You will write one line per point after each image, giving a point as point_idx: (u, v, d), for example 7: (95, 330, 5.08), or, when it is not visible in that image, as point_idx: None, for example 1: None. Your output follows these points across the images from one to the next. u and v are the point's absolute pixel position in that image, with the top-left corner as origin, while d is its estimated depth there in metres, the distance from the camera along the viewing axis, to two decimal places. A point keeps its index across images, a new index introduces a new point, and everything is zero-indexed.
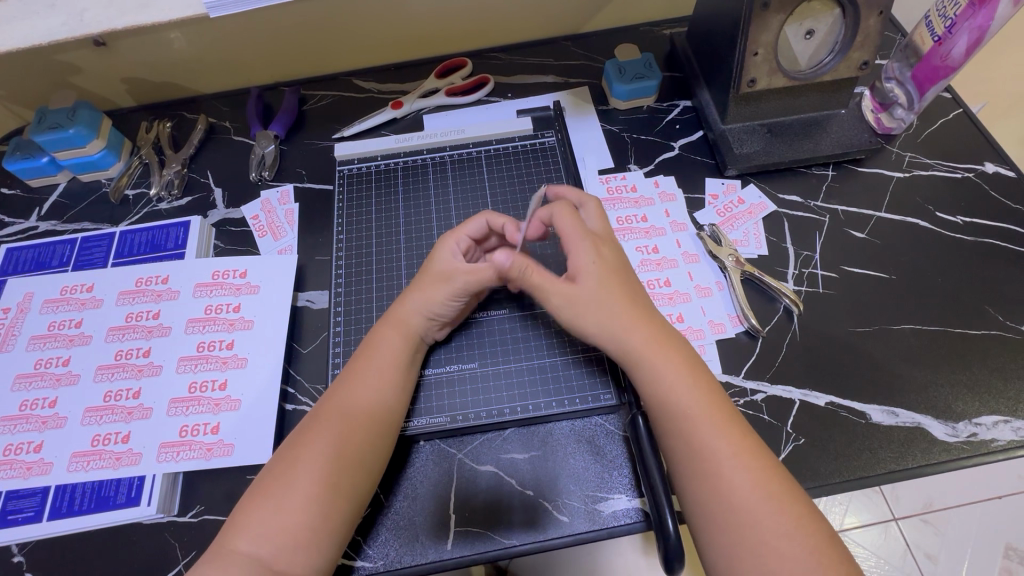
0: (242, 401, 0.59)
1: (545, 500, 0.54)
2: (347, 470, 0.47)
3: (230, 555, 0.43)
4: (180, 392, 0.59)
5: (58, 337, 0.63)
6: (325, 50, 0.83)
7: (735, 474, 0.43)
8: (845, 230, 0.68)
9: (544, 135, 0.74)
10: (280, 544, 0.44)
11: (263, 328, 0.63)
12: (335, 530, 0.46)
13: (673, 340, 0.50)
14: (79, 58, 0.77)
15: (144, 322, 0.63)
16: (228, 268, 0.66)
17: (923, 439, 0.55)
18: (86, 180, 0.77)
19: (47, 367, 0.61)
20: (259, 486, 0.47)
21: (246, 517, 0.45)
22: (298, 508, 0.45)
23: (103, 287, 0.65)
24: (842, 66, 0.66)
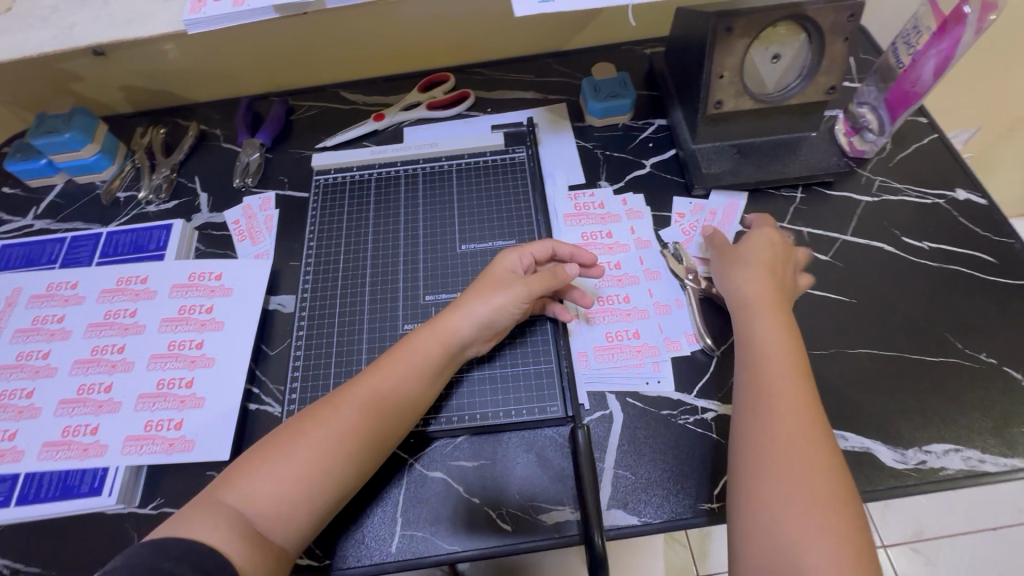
0: (206, 400, 0.61)
1: (490, 508, 0.55)
2: (349, 456, 0.49)
3: (217, 507, 0.45)
4: (149, 388, 0.62)
5: (40, 331, 0.66)
6: (313, 63, 0.86)
7: (785, 441, 0.45)
8: (809, 252, 0.68)
9: (516, 150, 0.76)
10: (275, 509, 0.46)
11: (230, 329, 0.65)
12: (312, 510, 0.47)
13: (786, 315, 0.54)
14: (79, 66, 0.81)
15: (120, 320, 0.66)
16: (205, 270, 0.69)
17: (871, 464, 0.55)
18: (82, 182, 0.81)
19: (27, 359, 0.64)
20: (265, 448, 0.49)
21: (241, 473, 0.47)
22: (290, 479, 0.47)
23: (86, 285, 0.68)
24: (809, 90, 0.67)
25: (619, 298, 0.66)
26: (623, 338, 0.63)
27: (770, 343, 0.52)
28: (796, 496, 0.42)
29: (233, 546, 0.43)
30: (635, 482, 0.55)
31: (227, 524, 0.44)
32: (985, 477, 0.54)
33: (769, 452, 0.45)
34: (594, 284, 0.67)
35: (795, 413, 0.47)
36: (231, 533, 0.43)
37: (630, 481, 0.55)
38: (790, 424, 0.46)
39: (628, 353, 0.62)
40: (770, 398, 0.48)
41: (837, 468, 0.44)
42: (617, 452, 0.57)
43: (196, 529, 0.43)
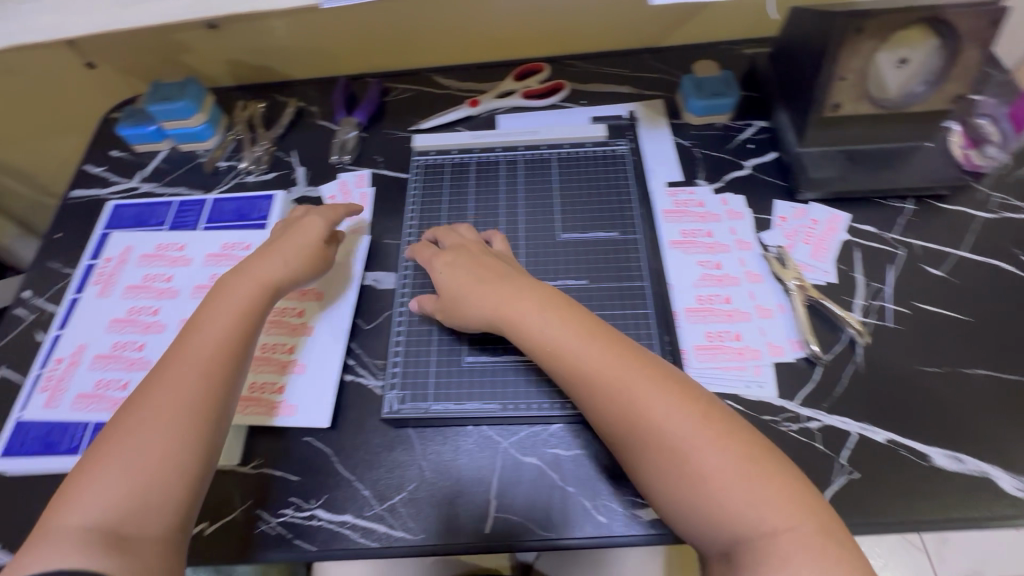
0: (307, 367, 0.63)
1: (585, 498, 0.55)
2: (181, 441, 0.47)
3: (54, 529, 0.43)
4: (253, 352, 0.63)
5: (150, 288, 0.68)
6: (411, 46, 0.87)
7: (721, 480, 0.44)
8: (921, 266, 0.65)
9: (616, 143, 0.75)
10: (115, 513, 0.43)
11: (330, 302, 0.67)
12: (169, 508, 0.45)
13: (620, 344, 0.51)
14: (191, 38, 0.84)
15: (190, 285, 0.68)
16: None
17: (989, 490, 0.53)
18: (185, 150, 0.84)
19: (138, 314, 0.66)
20: (95, 451, 0.46)
21: (82, 484, 0.44)
22: (123, 480, 0.44)
23: (193, 248, 0.71)
24: (934, 97, 0.64)
25: (722, 298, 0.64)
26: (724, 339, 0.62)
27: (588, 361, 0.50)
28: (723, 503, 0.43)
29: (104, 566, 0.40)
30: None
31: (83, 542, 0.41)
32: None
33: (707, 486, 0.44)
34: (695, 282, 0.66)
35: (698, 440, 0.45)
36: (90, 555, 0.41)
37: None
38: (694, 456, 0.45)
39: (729, 355, 0.61)
40: (633, 429, 0.47)
41: (772, 489, 0.44)
42: None
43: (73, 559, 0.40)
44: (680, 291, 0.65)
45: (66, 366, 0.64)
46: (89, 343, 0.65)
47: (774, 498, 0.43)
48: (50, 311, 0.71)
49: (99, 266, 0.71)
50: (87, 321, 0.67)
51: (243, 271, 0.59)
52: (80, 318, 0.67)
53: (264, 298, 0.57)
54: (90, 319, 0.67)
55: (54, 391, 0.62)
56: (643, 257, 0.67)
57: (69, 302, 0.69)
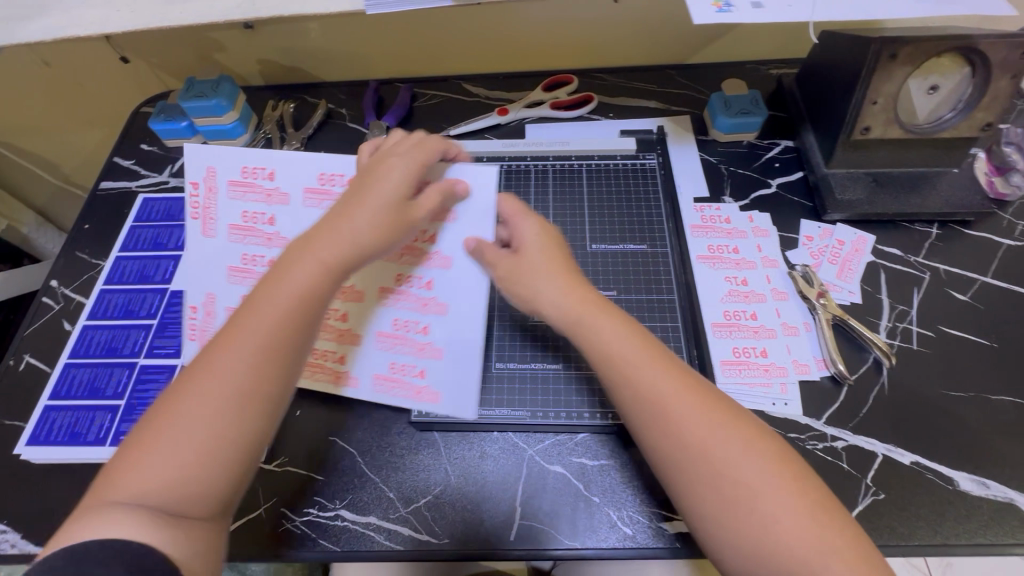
0: (445, 350, 0.57)
1: (610, 509, 0.55)
2: (242, 421, 0.42)
3: (97, 505, 0.38)
4: (385, 328, 0.58)
5: (255, 233, 0.58)
6: (442, 54, 0.88)
7: (748, 463, 0.41)
8: (946, 290, 0.66)
9: (646, 157, 0.76)
10: (173, 494, 0.39)
11: (461, 270, 0.55)
12: (221, 490, 0.41)
13: (607, 307, 0.49)
14: (226, 37, 0.85)
15: (261, 226, 0.58)
16: (336, 171, 0.56)
17: (1014, 516, 0.53)
18: (216, 146, 0.85)
19: (253, 267, 0.59)
20: (141, 425, 0.41)
21: (123, 465, 0.40)
22: (172, 464, 0.40)
23: (287, 178, 0.57)
24: (963, 125, 0.65)
25: (750, 316, 0.65)
26: (750, 355, 0.62)
27: (614, 343, 0.47)
28: (746, 493, 0.41)
29: (159, 539, 0.38)
30: None
31: (137, 521, 0.37)
32: None
33: (733, 470, 0.41)
34: (723, 298, 0.66)
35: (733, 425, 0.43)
36: (151, 528, 0.38)
37: None
38: (721, 441, 0.42)
39: (756, 371, 0.61)
40: (663, 409, 0.43)
41: (798, 465, 0.43)
42: None
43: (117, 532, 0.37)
44: (708, 307, 0.66)
45: (204, 316, 0.59)
46: (217, 293, 0.59)
47: (795, 542, 0.39)
48: (77, 301, 0.71)
49: (191, 195, 0.58)
50: (196, 265, 0.59)
51: (311, 244, 0.47)
52: (191, 260, 0.59)
53: (336, 281, 0.46)
54: (203, 264, 0.59)
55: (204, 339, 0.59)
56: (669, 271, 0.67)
57: (98, 293, 0.69)
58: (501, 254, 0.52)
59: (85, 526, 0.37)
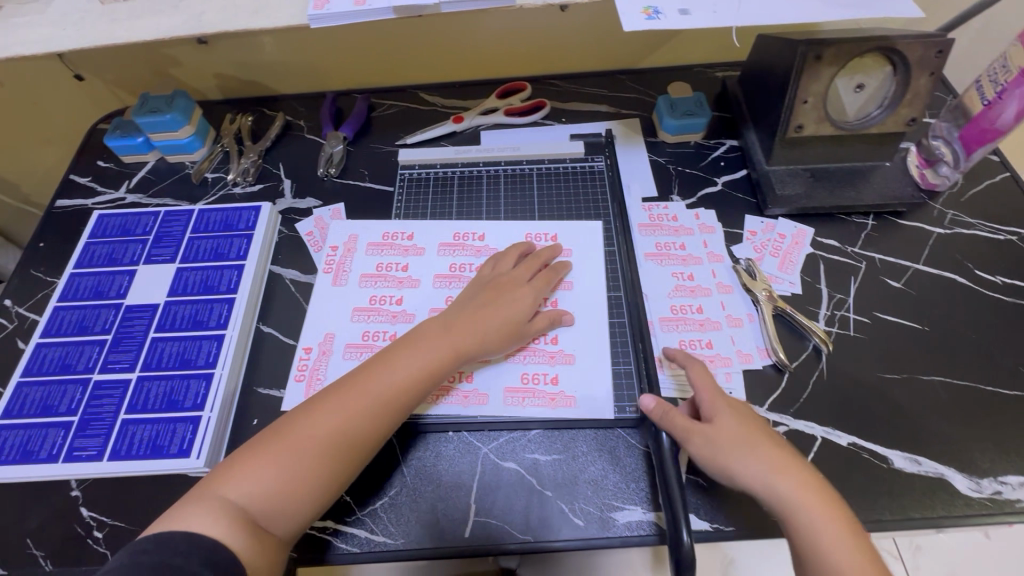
0: (577, 398, 0.60)
1: (562, 502, 0.57)
2: (338, 459, 0.51)
3: (208, 494, 0.48)
4: (514, 382, 0.62)
5: (388, 277, 0.70)
6: (398, 65, 0.90)
7: (834, 539, 0.46)
8: (880, 278, 0.69)
9: (594, 159, 0.80)
10: (270, 501, 0.49)
11: (584, 324, 0.65)
12: (298, 515, 0.50)
13: (765, 433, 0.52)
14: (181, 53, 0.86)
15: (394, 273, 0.70)
16: (396, 231, 0.73)
17: (945, 490, 0.55)
18: (173, 160, 0.85)
19: (381, 303, 0.68)
20: (268, 433, 0.52)
21: (244, 463, 0.50)
22: (279, 479, 0.49)
23: (423, 237, 0.73)
24: (890, 120, 0.69)
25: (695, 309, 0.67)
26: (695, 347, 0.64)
27: (763, 476, 0.49)
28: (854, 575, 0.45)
29: (231, 542, 0.46)
30: (709, 488, 0.56)
31: (227, 517, 0.47)
32: None
33: (828, 553, 0.46)
34: (670, 293, 0.68)
35: (827, 509, 0.48)
36: (230, 532, 0.46)
37: (703, 487, 0.56)
38: (826, 529, 0.47)
39: None
40: (785, 510, 0.48)
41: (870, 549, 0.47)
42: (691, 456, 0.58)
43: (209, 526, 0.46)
44: (653, 302, 0.68)
45: (318, 356, 0.64)
46: (336, 332, 0.66)
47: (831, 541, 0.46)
48: (32, 320, 0.72)
49: (327, 253, 0.72)
50: (325, 311, 0.67)
51: (446, 329, 0.59)
52: (318, 306, 0.68)
53: (450, 366, 0.57)
54: (331, 309, 0.68)
55: (311, 380, 0.62)
56: (620, 270, 0.70)
57: (51, 311, 0.69)
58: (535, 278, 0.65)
59: (196, 511, 0.47)
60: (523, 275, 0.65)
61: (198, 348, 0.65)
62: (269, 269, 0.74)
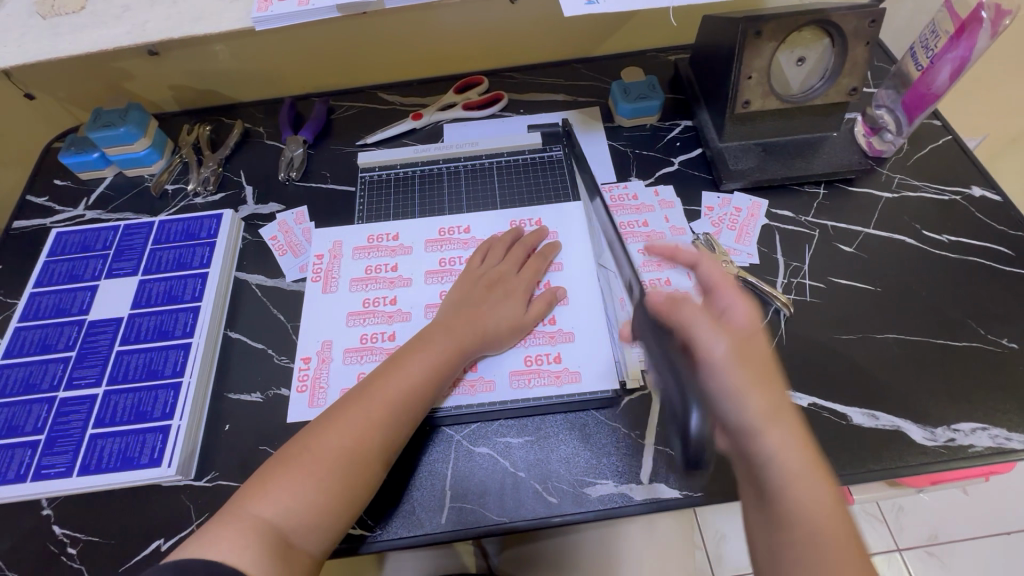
0: (581, 373, 0.62)
1: (535, 482, 0.58)
2: (367, 466, 0.52)
3: (239, 513, 0.48)
4: (518, 365, 0.63)
5: (378, 279, 0.70)
6: (354, 66, 0.90)
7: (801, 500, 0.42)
8: (833, 244, 0.71)
9: (552, 149, 0.81)
10: (301, 520, 0.49)
11: (578, 305, 0.67)
12: (331, 527, 0.50)
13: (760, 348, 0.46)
14: (132, 66, 0.85)
15: (384, 274, 0.71)
16: (382, 232, 0.74)
17: (902, 441, 0.57)
18: (131, 174, 0.84)
19: (375, 306, 0.68)
20: (292, 448, 0.52)
21: (273, 479, 0.50)
22: (312, 494, 0.50)
23: (408, 236, 0.74)
24: (832, 91, 0.71)
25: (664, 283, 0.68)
26: None
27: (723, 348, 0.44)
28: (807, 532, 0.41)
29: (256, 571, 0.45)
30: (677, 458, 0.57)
31: (258, 541, 0.46)
32: (1011, 454, 0.56)
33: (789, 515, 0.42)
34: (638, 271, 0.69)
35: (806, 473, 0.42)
36: (259, 558, 0.46)
37: (671, 456, 0.58)
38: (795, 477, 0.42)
39: None
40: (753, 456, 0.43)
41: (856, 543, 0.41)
42: (659, 429, 0.59)
43: (236, 550, 0.45)
44: None
45: (318, 364, 0.64)
46: (333, 338, 0.66)
47: (832, 547, 0.40)
48: None
49: (313, 262, 0.72)
50: (319, 319, 0.68)
51: (450, 327, 0.61)
52: (311, 316, 0.68)
53: (458, 361, 0.60)
54: (325, 316, 0.68)
55: (314, 389, 0.63)
56: (588, 254, 0.70)
57: (12, 332, 0.68)
58: (527, 266, 0.68)
59: (227, 533, 0.47)
60: (512, 269, 0.67)
61: (165, 358, 0.64)
62: (234, 276, 0.74)
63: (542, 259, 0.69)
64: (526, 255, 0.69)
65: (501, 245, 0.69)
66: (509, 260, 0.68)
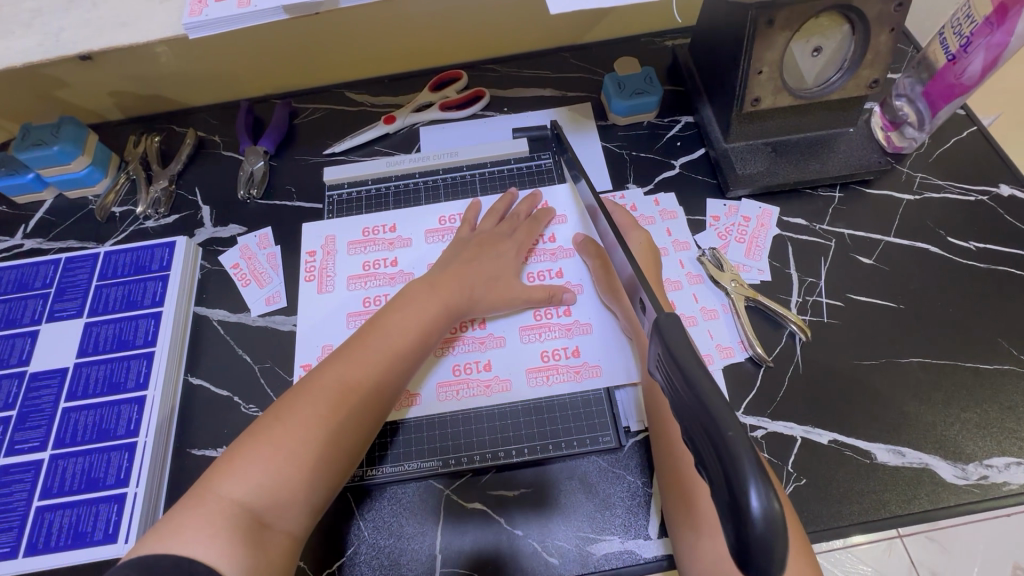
0: (602, 367, 0.59)
1: (534, 540, 0.52)
2: (350, 433, 0.47)
3: (206, 495, 0.42)
4: (534, 362, 0.60)
5: (377, 275, 0.66)
6: (317, 63, 0.80)
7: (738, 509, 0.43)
8: (851, 256, 0.65)
9: (541, 156, 0.73)
10: (277, 497, 0.43)
11: (592, 295, 0.63)
12: (310, 502, 0.45)
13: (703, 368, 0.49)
14: (63, 72, 0.75)
15: (383, 269, 0.66)
16: (378, 224, 0.69)
17: (931, 481, 0.53)
18: (73, 197, 0.76)
19: (375, 304, 0.64)
20: (263, 418, 0.46)
21: (243, 454, 0.44)
22: (286, 464, 0.44)
23: (407, 227, 0.69)
24: (851, 84, 0.63)
25: (681, 284, 0.64)
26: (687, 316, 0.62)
27: None
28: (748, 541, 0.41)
29: (225, 565, 0.39)
30: None
31: (231, 524, 0.40)
32: None
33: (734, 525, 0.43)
34: None
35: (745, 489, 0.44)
36: (231, 546, 0.40)
37: None
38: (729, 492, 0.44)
39: None
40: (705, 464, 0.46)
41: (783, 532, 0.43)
42: None
43: (204, 545, 0.39)
44: None
45: None
46: (333, 341, 0.62)
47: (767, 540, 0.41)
48: None
49: (306, 260, 0.67)
50: (314, 323, 0.63)
51: (433, 286, 0.57)
52: (306, 319, 0.64)
53: (443, 321, 0.56)
54: (322, 317, 0.64)
55: None
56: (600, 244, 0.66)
57: None
58: (520, 227, 0.65)
59: (193, 520, 0.40)
60: (506, 232, 0.65)
61: (117, 415, 0.58)
62: (192, 312, 0.67)
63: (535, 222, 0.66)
64: (520, 215, 0.67)
65: (495, 212, 0.67)
66: (503, 225, 0.66)
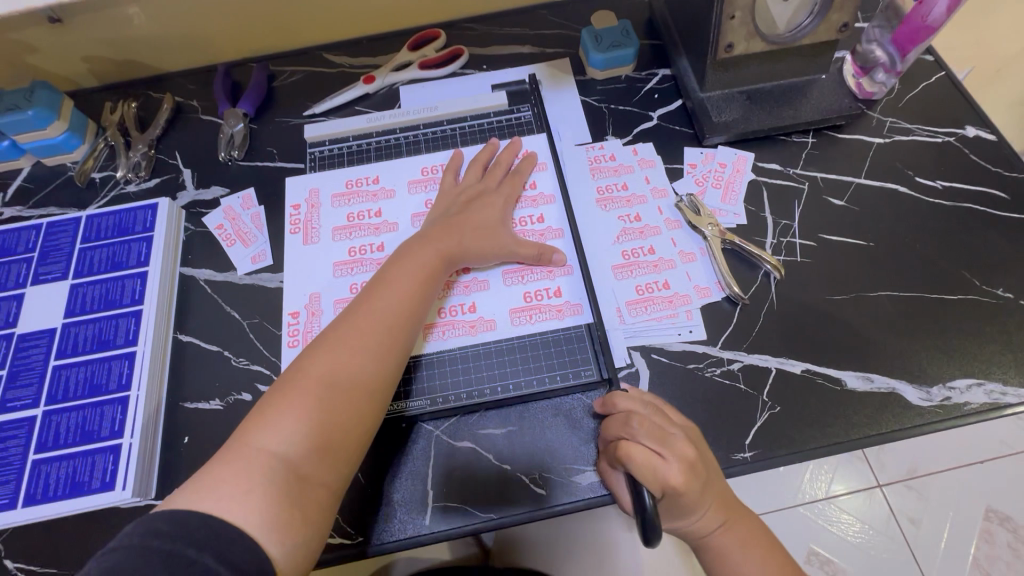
0: (582, 305, 0.61)
1: (522, 473, 0.54)
2: (369, 378, 0.49)
3: (245, 448, 0.44)
4: (517, 303, 0.61)
5: (362, 226, 0.67)
6: (292, 24, 0.80)
7: None
8: (823, 198, 0.67)
9: (520, 109, 0.74)
10: (313, 446, 0.45)
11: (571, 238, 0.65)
12: (350, 450, 0.47)
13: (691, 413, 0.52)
14: (33, 37, 0.74)
15: (367, 221, 0.67)
16: (361, 177, 0.70)
17: (897, 404, 0.56)
18: (51, 164, 0.75)
19: (362, 254, 0.65)
20: (286, 378, 0.48)
21: (273, 409, 0.46)
22: (316, 415, 0.46)
23: (389, 180, 0.69)
24: (822, 28, 0.64)
25: (659, 229, 0.65)
26: (662, 258, 0.63)
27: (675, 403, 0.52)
28: None
29: (259, 518, 0.41)
30: None
31: (266, 479, 0.43)
32: (1007, 409, 0.55)
33: None
34: (630, 219, 0.66)
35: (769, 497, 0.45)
36: (268, 499, 0.42)
37: None
38: None
39: (661, 305, 0.61)
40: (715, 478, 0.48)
41: None
42: None
43: (241, 500, 0.42)
44: (610, 219, 0.66)
45: (308, 318, 0.62)
46: (321, 291, 0.63)
47: None
48: None
49: (290, 214, 0.68)
50: (300, 274, 0.64)
51: (427, 239, 0.58)
52: (293, 272, 0.64)
53: (442, 269, 0.57)
54: (309, 267, 0.65)
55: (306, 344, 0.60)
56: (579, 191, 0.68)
57: None
58: (506, 178, 0.66)
59: (229, 474, 0.43)
60: (491, 185, 0.65)
61: (108, 370, 0.59)
62: (178, 273, 0.67)
63: (517, 173, 0.67)
64: (505, 166, 0.67)
65: (478, 160, 0.67)
66: (490, 176, 0.66)
